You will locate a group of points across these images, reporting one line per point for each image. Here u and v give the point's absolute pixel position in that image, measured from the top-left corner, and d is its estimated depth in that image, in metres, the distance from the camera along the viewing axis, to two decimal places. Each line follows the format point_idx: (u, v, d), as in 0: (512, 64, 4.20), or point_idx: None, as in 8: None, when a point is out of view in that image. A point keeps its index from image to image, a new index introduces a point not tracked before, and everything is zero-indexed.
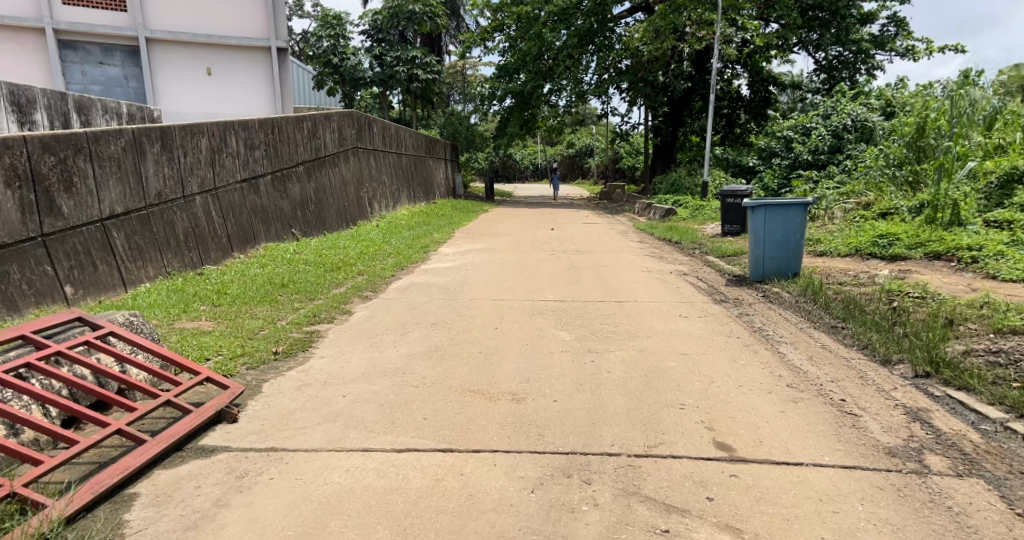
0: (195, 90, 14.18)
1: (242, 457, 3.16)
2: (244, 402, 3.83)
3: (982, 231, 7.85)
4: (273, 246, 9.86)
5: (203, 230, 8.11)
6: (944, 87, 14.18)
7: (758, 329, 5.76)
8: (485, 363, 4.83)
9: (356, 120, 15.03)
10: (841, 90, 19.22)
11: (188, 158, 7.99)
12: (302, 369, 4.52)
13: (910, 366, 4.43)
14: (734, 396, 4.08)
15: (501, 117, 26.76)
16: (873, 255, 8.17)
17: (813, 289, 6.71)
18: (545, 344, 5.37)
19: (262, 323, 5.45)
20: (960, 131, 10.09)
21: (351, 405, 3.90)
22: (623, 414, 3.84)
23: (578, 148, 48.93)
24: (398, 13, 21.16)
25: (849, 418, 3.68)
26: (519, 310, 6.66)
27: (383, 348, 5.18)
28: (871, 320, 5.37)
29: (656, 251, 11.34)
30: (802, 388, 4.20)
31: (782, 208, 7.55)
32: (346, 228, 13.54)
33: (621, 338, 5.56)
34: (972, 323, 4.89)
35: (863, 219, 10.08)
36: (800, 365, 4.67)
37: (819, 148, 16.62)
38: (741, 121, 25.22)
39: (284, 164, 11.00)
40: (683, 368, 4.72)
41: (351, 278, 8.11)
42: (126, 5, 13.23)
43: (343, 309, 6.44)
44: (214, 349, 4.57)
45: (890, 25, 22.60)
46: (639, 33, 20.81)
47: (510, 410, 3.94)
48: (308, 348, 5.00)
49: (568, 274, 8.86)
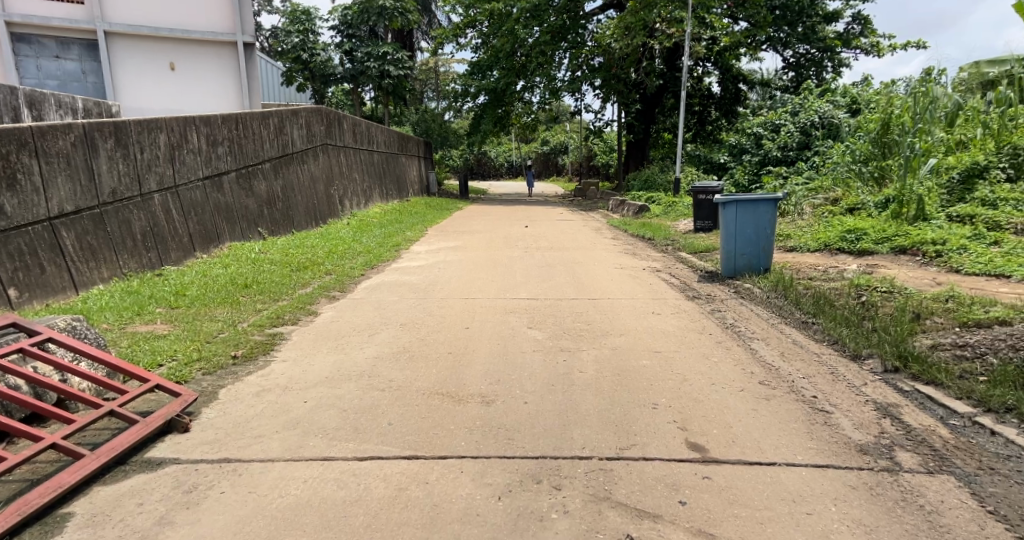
0: (157, 85, 13.79)
1: (191, 469, 3.00)
2: (199, 410, 3.65)
3: (945, 226, 7.95)
4: (238, 246, 9.58)
5: (162, 229, 7.83)
6: (907, 85, 14.42)
7: (730, 325, 5.73)
8: (454, 364, 4.71)
9: (325, 117, 14.73)
10: (809, 87, 19.47)
11: (144, 154, 7.72)
12: (262, 374, 4.34)
13: (880, 361, 4.41)
14: (707, 395, 4.03)
15: (475, 114, 26.61)
16: (842, 250, 8.23)
17: (783, 285, 6.73)
18: (516, 344, 5.27)
19: (222, 326, 5.25)
20: (924, 127, 10.23)
21: (313, 411, 3.75)
22: (594, 415, 3.76)
23: (552, 145, 48.94)
24: (368, 8, 20.85)
25: (821, 415, 3.64)
26: (490, 309, 6.54)
27: (348, 350, 5.03)
28: (840, 315, 5.36)
29: (629, 247, 11.34)
30: (774, 385, 4.16)
31: (753, 204, 7.55)
32: (316, 227, 13.26)
33: (593, 336, 5.48)
34: (938, 317, 4.91)
35: (831, 214, 10.17)
36: (771, 362, 4.64)
37: (788, 144, 16.82)
38: (712, 118, 25.45)
39: (249, 161, 10.71)
40: (655, 366, 4.66)
41: (319, 278, 7.91)
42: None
43: (308, 310, 6.26)
44: (168, 353, 4.37)
45: (855, 22, 22.95)
46: (611, 30, 20.86)
47: (479, 412, 3.83)
48: (269, 351, 4.83)
49: (541, 272, 8.78)
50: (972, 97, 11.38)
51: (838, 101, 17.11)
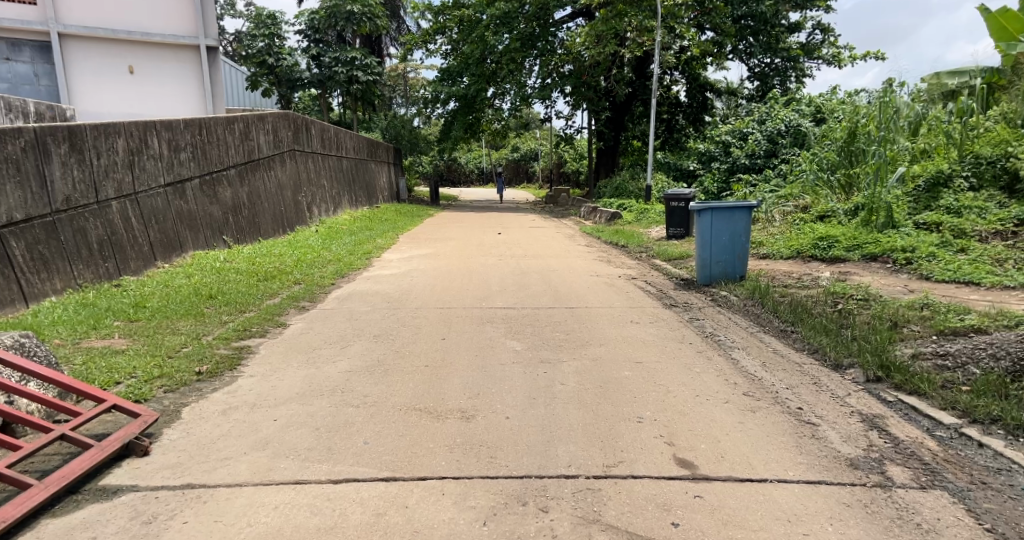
0: (115, 89, 13.33)
1: (151, 498, 2.78)
2: (160, 431, 3.41)
3: (913, 233, 8.07)
4: (202, 255, 9.25)
5: (120, 238, 7.50)
6: (869, 95, 14.75)
7: (710, 334, 5.68)
8: (432, 378, 4.54)
9: (292, 122, 14.42)
10: (774, 96, 19.82)
11: (101, 159, 7.39)
12: (228, 391, 4.11)
13: (861, 370, 4.39)
14: (692, 407, 3.94)
15: (445, 120, 26.44)
16: (814, 257, 8.30)
17: (759, 292, 6.73)
18: (495, 355, 5.12)
19: (186, 339, 4.98)
20: (888, 136, 10.44)
21: (283, 431, 3.54)
22: (578, 430, 3.65)
23: (522, 152, 49.04)
24: (336, 13, 20.57)
25: (808, 427, 3.59)
26: (467, 318, 6.38)
27: (320, 364, 4.81)
28: (819, 323, 5.36)
29: (604, 255, 11.30)
30: (759, 396, 4.10)
31: (729, 211, 7.54)
32: (283, 234, 12.91)
33: (574, 346, 5.37)
34: (915, 325, 4.93)
35: (802, 221, 10.28)
36: (754, 372, 4.59)
37: (756, 152, 17.07)
38: (679, 126, 25.73)
39: (213, 167, 10.37)
40: (638, 378, 4.56)
41: (287, 288, 7.64)
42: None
43: (277, 322, 6.02)
44: (126, 370, 4.10)
45: (816, 33, 23.48)
46: (581, 38, 20.94)
47: (460, 429, 3.68)
48: (236, 366, 4.59)
49: (516, 280, 8.66)
50: (933, 107, 11.66)
51: (802, 110, 17.41)
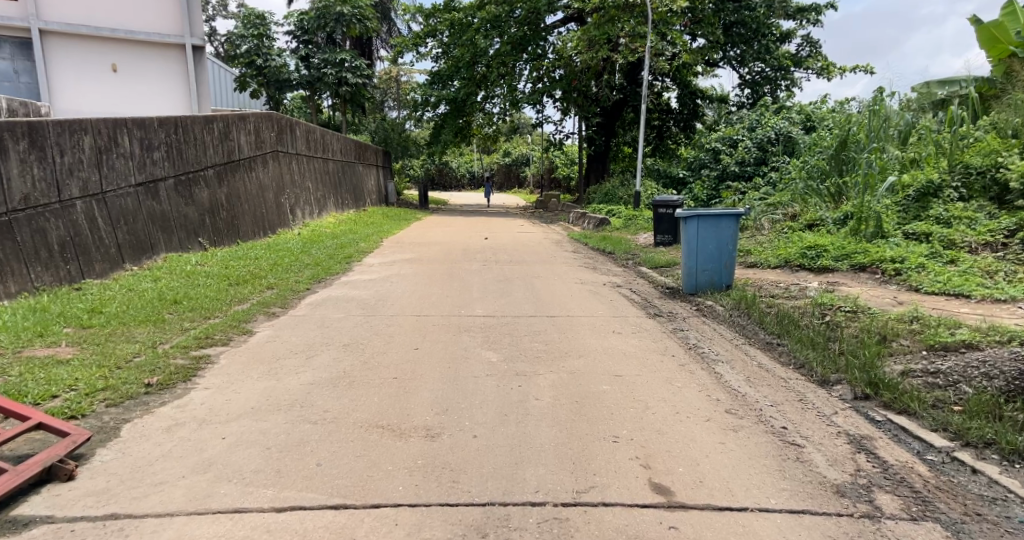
0: (96, 87, 13.01)
1: (67, 530, 2.52)
2: (91, 452, 3.15)
3: (902, 243, 7.91)
4: (175, 258, 8.96)
5: (85, 239, 7.27)
6: (859, 104, 14.65)
7: (694, 346, 5.46)
8: (399, 391, 4.29)
9: (275, 122, 14.14)
10: (764, 104, 19.71)
11: (64, 157, 7.20)
12: (177, 404, 3.84)
13: (849, 387, 4.17)
14: (671, 426, 3.72)
15: (435, 124, 26.21)
16: (803, 266, 8.12)
17: (746, 303, 6.54)
18: (469, 367, 4.89)
19: (139, 348, 4.71)
20: (878, 145, 10.31)
21: (230, 450, 3.29)
22: (549, 450, 3.42)
23: (514, 157, 48.90)
24: (325, 14, 20.39)
25: (793, 449, 3.36)
26: (443, 327, 6.14)
27: (282, 375, 4.55)
28: (806, 336, 5.15)
29: (590, 261, 11.08)
30: (742, 414, 3.88)
31: (715, 219, 7.35)
32: (264, 237, 12.60)
33: (551, 358, 5.13)
34: (904, 339, 4.72)
35: (790, 230, 10.10)
36: (738, 387, 4.37)
37: (746, 160, 16.96)
38: (670, 133, 25.62)
39: (190, 167, 10.10)
40: (616, 392, 4.34)
41: (259, 293, 7.36)
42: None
43: (242, 329, 5.75)
44: (66, 383, 3.84)
45: (807, 43, 23.45)
46: (572, 43, 20.81)
47: (422, 449, 3.44)
48: (190, 377, 4.32)
49: (498, 287, 8.43)
50: (924, 116, 11.55)
51: (792, 118, 17.29)
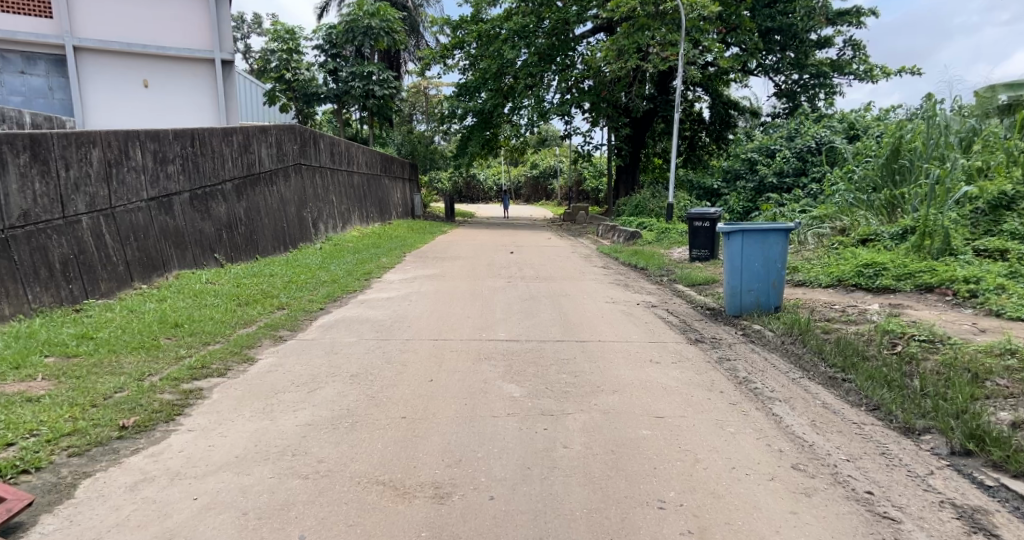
0: (126, 103, 12.86)
1: None
2: (33, 521, 2.68)
3: (975, 261, 7.11)
4: (187, 275, 8.61)
5: (91, 256, 6.95)
6: (908, 111, 13.77)
7: (744, 380, 4.81)
8: (406, 435, 3.74)
9: (298, 135, 13.86)
10: (803, 112, 18.83)
11: (69, 171, 6.89)
12: (150, 452, 3.35)
13: (943, 439, 3.51)
14: (728, 487, 3.11)
15: (462, 136, 25.87)
16: (859, 286, 7.38)
17: (799, 328, 5.89)
18: (488, 403, 4.32)
19: (122, 380, 4.25)
20: (937, 153, 9.55)
21: (198, 516, 2.77)
22: (580, 521, 2.84)
23: (542, 169, 48.59)
24: (353, 27, 20.07)
25: (888, 527, 2.72)
26: (462, 354, 5.56)
27: (277, 414, 4.04)
28: (879, 372, 4.48)
29: (622, 278, 10.43)
30: (813, 471, 3.24)
31: (762, 234, 6.68)
32: (284, 252, 12.23)
33: (581, 393, 4.52)
34: (1000, 379, 4.05)
35: (841, 246, 9.29)
36: (802, 434, 3.74)
37: (784, 171, 16.19)
38: (702, 143, 24.96)
39: (207, 181, 9.79)
40: (659, 439, 3.72)
41: (269, 314, 6.91)
42: (52, 11, 11.75)
43: (243, 356, 5.28)
44: (27, 427, 3.40)
45: (848, 49, 22.49)
46: (600, 53, 19.95)
47: (429, 515, 2.87)
48: (173, 417, 3.83)
49: (523, 307, 7.84)
50: (986, 121, 10.66)
51: (834, 126, 16.34)
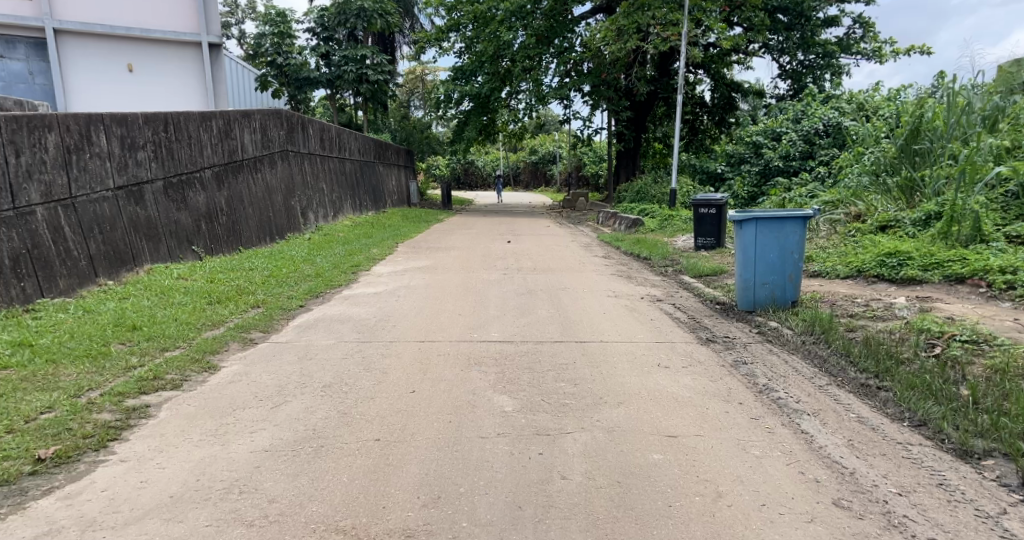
0: (109, 88, 12.17)
1: None
2: None
3: (1008, 249, 6.54)
4: (160, 269, 8.03)
5: (47, 251, 6.37)
6: (921, 90, 13.12)
7: (765, 390, 4.25)
8: (378, 464, 3.19)
9: (285, 120, 13.23)
10: (810, 93, 18.11)
11: (20, 158, 6.29)
12: (65, 494, 2.79)
13: (1011, 467, 3.00)
14: (760, 533, 2.58)
15: (458, 122, 25.18)
16: (881, 277, 6.83)
17: (822, 325, 5.33)
18: (475, 420, 3.77)
19: (52, 399, 3.68)
20: (961, 132, 8.92)
21: None
22: None
23: (541, 156, 47.69)
24: (346, 9, 19.38)
25: None
26: (449, 359, 5.01)
27: (231, 437, 3.49)
28: (921, 379, 3.93)
29: (624, 269, 9.87)
30: (860, 510, 2.72)
31: (778, 223, 6.10)
32: (270, 243, 11.64)
33: (583, 407, 3.97)
34: None
35: (858, 233, 8.74)
36: (840, 458, 3.21)
37: (791, 154, 15.57)
38: (704, 127, 24.30)
39: (183, 168, 9.19)
40: (673, 467, 3.17)
41: (241, 313, 6.36)
42: None
43: (204, 363, 4.72)
44: None
45: (856, 27, 21.76)
46: (599, 34, 19.25)
47: None
48: (104, 445, 3.27)
49: (518, 302, 7.27)
50: (1009, 98, 10.03)
51: (843, 106, 15.60)
